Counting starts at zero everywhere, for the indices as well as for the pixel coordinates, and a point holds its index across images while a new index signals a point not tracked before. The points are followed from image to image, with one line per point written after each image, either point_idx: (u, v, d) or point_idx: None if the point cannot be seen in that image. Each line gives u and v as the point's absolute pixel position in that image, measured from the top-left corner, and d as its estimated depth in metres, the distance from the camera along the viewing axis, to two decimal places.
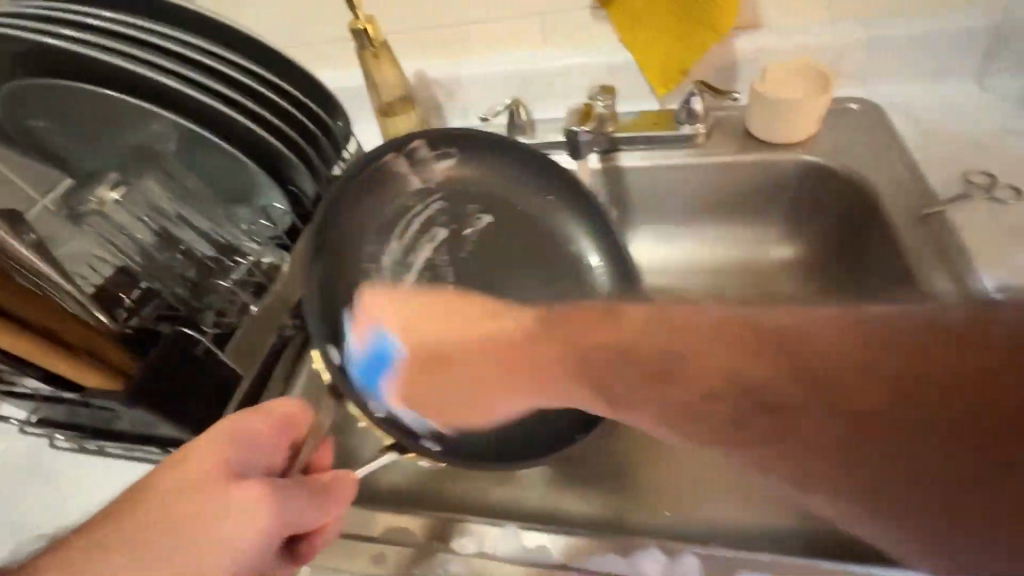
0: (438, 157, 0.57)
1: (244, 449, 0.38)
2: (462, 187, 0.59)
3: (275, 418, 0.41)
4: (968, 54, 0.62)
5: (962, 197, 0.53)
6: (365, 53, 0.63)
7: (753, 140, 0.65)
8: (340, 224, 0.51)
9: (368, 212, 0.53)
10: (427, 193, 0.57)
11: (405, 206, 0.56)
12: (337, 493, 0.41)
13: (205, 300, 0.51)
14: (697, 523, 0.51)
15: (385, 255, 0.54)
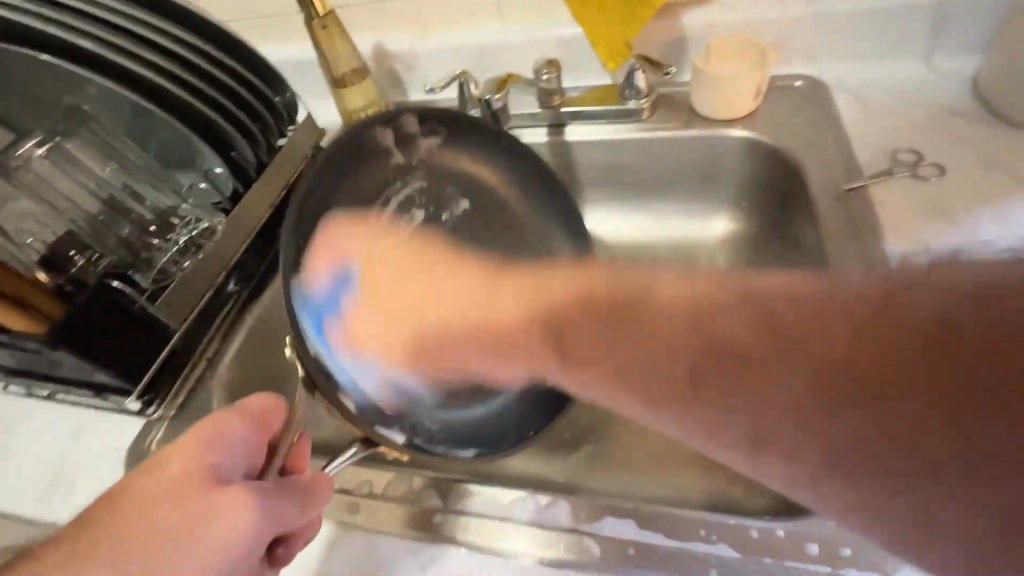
0: (427, 132, 0.57)
1: (220, 452, 0.37)
2: (437, 168, 0.58)
3: (250, 416, 0.40)
4: (915, 33, 0.62)
5: (885, 175, 0.54)
6: (314, 25, 0.65)
7: (695, 117, 0.65)
8: (315, 195, 0.49)
9: (348, 184, 0.52)
10: (404, 171, 0.56)
11: (382, 181, 0.55)
12: (316, 494, 0.39)
13: (145, 257, 0.53)
14: (612, 485, 0.54)
15: (361, 236, 0.53)
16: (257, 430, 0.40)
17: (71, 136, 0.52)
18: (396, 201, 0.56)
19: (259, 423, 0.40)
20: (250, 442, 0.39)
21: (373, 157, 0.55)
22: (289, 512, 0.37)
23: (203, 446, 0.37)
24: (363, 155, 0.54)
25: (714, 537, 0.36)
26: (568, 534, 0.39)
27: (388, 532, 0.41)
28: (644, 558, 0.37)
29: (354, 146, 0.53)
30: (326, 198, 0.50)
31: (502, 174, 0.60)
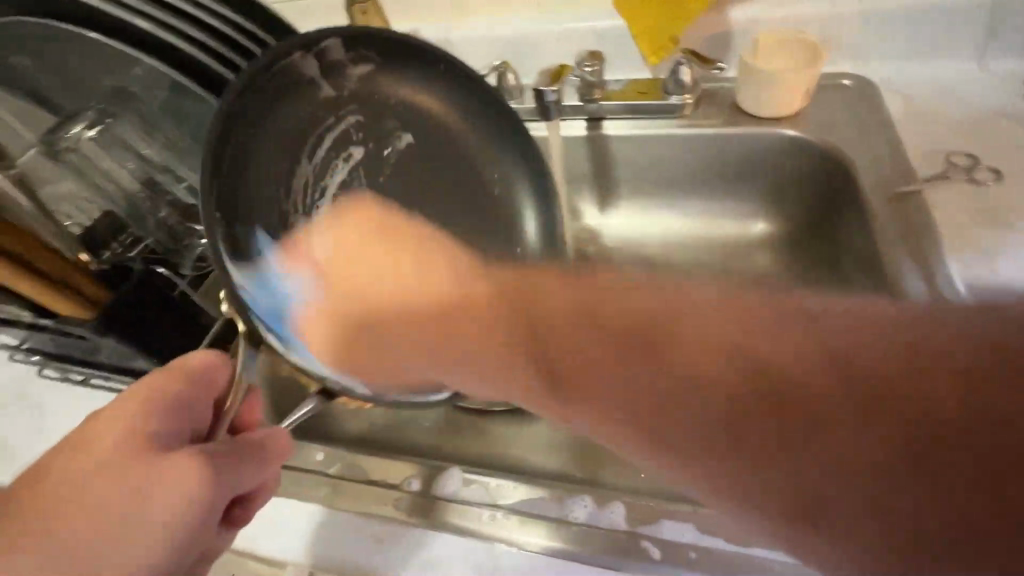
0: (357, 61, 0.48)
1: (161, 418, 0.34)
2: (376, 98, 0.50)
3: (191, 373, 0.36)
4: (967, 34, 0.61)
5: (941, 178, 0.53)
6: (353, 8, 0.63)
7: (740, 114, 0.64)
8: (234, 142, 0.40)
9: (275, 123, 0.44)
10: (339, 104, 0.48)
11: (313, 118, 0.46)
12: (272, 448, 0.37)
13: (186, 244, 0.53)
14: None
15: (297, 176, 0.46)
16: (203, 389, 0.37)
17: (117, 118, 0.48)
18: (329, 139, 0.48)
19: (203, 383, 0.37)
20: (198, 399, 0.36)
21: (302, 91, 0.45)
22: (244, 470, 0.35)
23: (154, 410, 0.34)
24: (290, 92, 0.44)
25: (777, 544, 0.36)
26: (624, 535, 0.38)
27: (438, 526, 0.40)
28: (704, 562, 0.36)
29: (274, 78, 0.43)
30: (258, 139, 0.42)
31: (455, 118, 0.55)
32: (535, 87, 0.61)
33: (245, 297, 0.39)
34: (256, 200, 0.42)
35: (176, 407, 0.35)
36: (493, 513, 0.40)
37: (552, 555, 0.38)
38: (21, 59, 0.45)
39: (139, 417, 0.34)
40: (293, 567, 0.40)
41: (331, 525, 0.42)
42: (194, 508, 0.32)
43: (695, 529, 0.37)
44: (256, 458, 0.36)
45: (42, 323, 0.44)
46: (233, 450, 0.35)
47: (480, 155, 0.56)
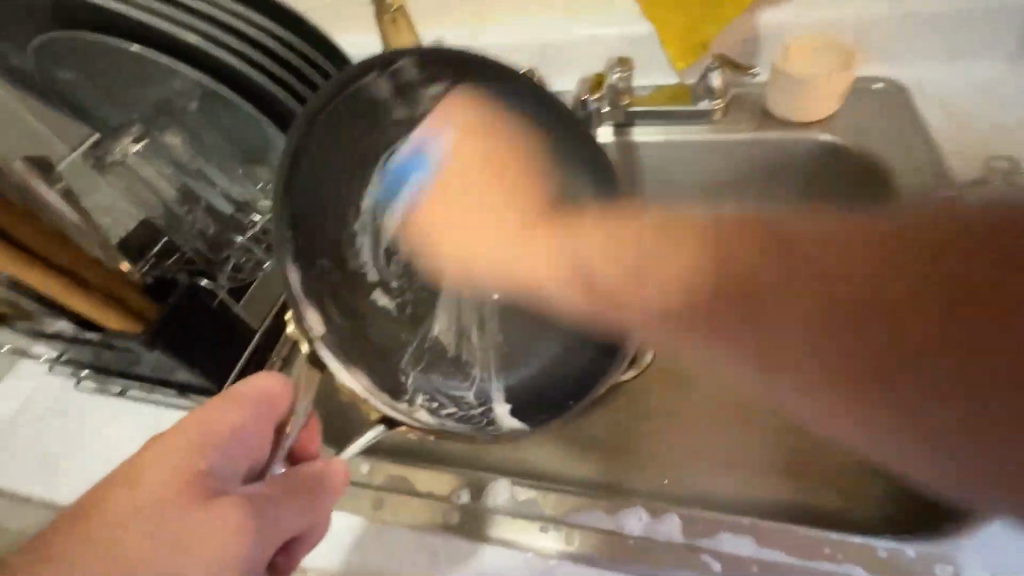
0: (428, 81, 0.47)
1: (217, 455, 0.33)
2: (440, 120, 0.49)
3: (252, 407, 0.35)
4: (1001, 36, 0.61)
5: (981, 182, 0.52)
6: (383, 17, 0.62)
7: (771, 118, 0.63)
8: (308, 174, 0.41)
9: (344, 147, 0.45)
10: (407, 127, 0.48)
11: (378, 142, 0.47)
12: (328, 481, 0.36)
13: (225, 255, 0.53)
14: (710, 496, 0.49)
15: (364, 200, 0.48)
16: (259, 423, 0.36)
17: (161, 130, 0.49)
18: (395, 163, 0.49)
19: (262, 416, 0.36)
20: (257, 432, 0.35)
21: (369, 115, 0.45)
22: (296, 513, 0.34)
23: (208, 443, 0.33)
24: (362, 114, 0.45)
25: (839, 556, 0.35)
26: (682, 547, 0.37)
27: (493, 539, 0.40)
28: (766, 574, 0.36)
29: (350, 101, 0.43)
30: (323, 163, 0.43)
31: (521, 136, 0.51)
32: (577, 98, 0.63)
33: (313, 325, 0.40)
34: (325, 241, 0.44)
35: (231, 446, 0.34)
36: (548, 526, 0.40)
37: (614, 570, 0.38)
38: (64, 72, 0.46)
39: (191, 450, 0.32)
40: (316, 574, 0.40)
41: (383, 541, 0.41)
42: (235, 558, 0.31)
43: (755, 540, 0.37)
44: (311, 497, 0.35)
45: (86, 335, 0.44)
46: (285, 492, 0.34)
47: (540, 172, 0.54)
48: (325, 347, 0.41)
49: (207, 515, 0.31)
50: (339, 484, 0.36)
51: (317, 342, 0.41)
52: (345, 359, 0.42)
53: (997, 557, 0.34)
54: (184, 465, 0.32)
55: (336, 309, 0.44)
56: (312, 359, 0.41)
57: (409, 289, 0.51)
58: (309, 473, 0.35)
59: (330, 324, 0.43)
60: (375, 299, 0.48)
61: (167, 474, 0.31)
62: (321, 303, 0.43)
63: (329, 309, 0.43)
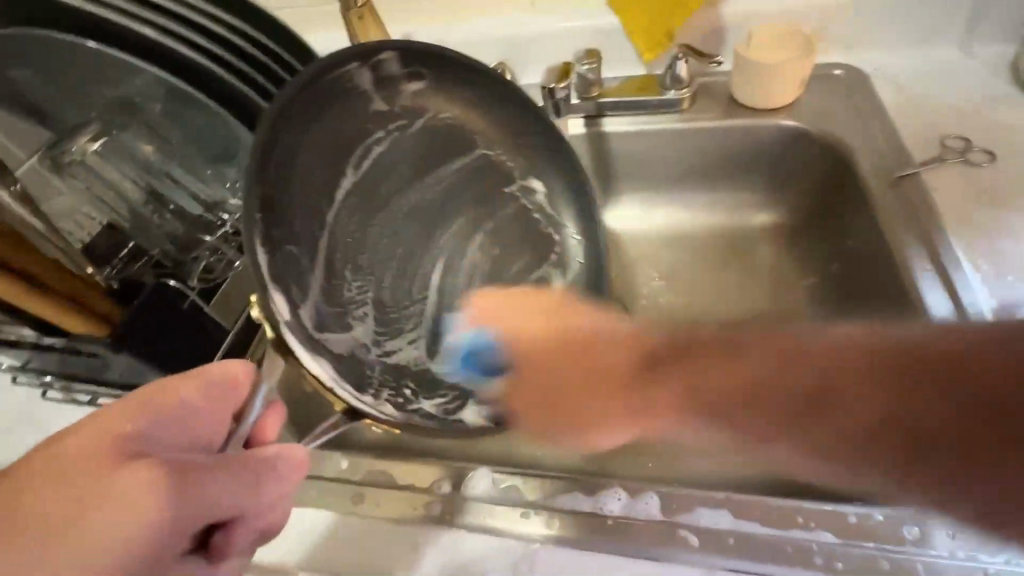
0: (408, 76, 0.50)
1: (155, 425, 0.33)
2: (415, 114, 0.51)
3: (207, 380, 0.35)
4: (951, 22, 0.63)
5: (936, 161, 0.54)
6: (349, 14, 0.62)
7: (736, 106, 0.65)
8: (282, 151, 0.41)
9: (322, 126, 0.45)
10: (386, 119, 0.49)
11: (360, 129, 0.48)
12: (285, 466, 0.35)
13: (194, 255, 0.51)
14: (691, 477, 0.50)
15: (341, 186, 0.47)
16: (209, 396, 0.35)
17: (123, 129, 0.48)
18: (374, 153, 0.49)
19: (218, 390, 0.35)
20: (210, 407, 0.35)
21: (349, 103, 0.47)
22: (237, 487, 0.32)
23: (149, 409, 0.33)
24: (342, 100, 0.46)
25: (812, 524, 0.36)
26: (660, 524, 0.38)
27: (475, 528, 0.40)
28: (742, 547, 0.36)
29: (327, 86, 0.44)
30: (297, 148, 0.43)
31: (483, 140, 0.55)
32: (544, 86, 0.63)
33: (278, 308, 0.38)
34: (303, 223, 0.43)
35: (178, 416, 0.34)
36: (529, 512, 0.40)
37: (593, 551, 0.38)
38: (17, 71, 0.44)
39: (128, 414, 0.32)
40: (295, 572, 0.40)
41: (364, 535, 0.41)
42: (158, 519, 0.29)
43: (731, 516, 0.37)
44: (258, 474, 0.33)
45: (49, 340, 0.43)
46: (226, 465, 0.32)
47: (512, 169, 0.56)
48: (291, 332, 0.39)
49: (141, 502, 0.29)
50: (293, 469, 0.35)
51: (282, 326, 0.38)
52: (309, 346, 0.40)
53: None
54: (119, 425, 0.32)
55: (313, 289, 0.42)
56: (279, 343, 0.39)
57: (386, 285, 0.49)
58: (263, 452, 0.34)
59: (302, 310, 0.41)
60: (350, 288, 0.46)
61: (101, 435, 0.31)
62: (289, 287, 0.40)
63: (298, 283, 0.41)
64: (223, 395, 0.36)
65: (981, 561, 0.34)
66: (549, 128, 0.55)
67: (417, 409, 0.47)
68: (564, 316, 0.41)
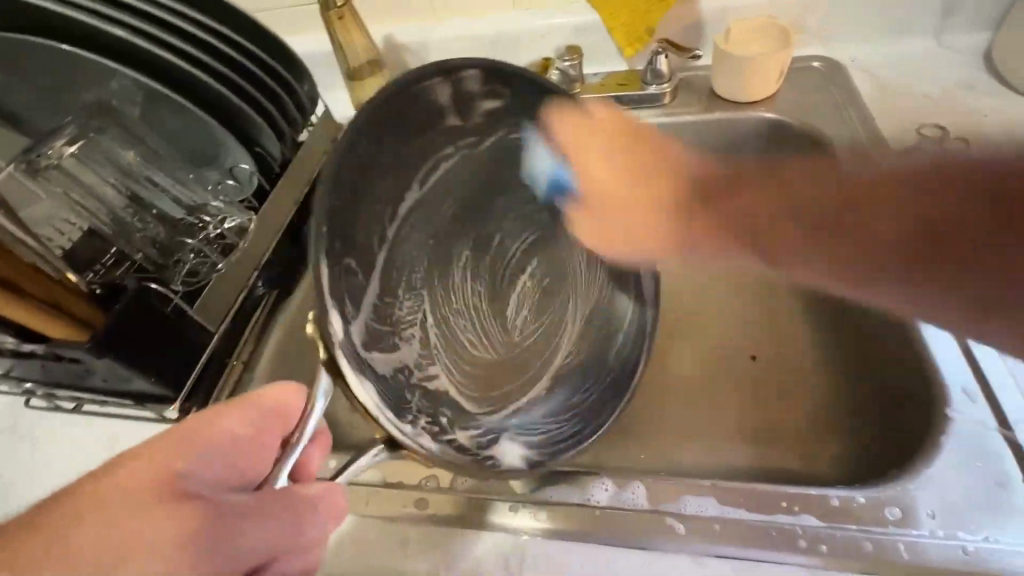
0: (487, 94, 0.46)
1: (203, 457, 0.32)
2: (487, 134, 0.47)
3: (258, 411, 0.34)
4: (925, 11, 0.64)
5: (913, 149, 0.55)
6: (329, 14, 0.62)
7: (717, 100, 0.65)
8: (358, 163, 0.38)
9: (393, 142, 0.41)
10: (456, 137, 0.45)
11: (426, 145, 0.43)
12: (335, 504, 0.34)
13: (176, 258, 0.50)
14: (680, 466, 0.50)
15: (404, 202, 0.42)
16: (256, 427, 0.34)
17: (99, 132, 0.48)
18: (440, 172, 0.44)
19: (268, 419, 0.35)
20: (258, 439, 0.34)
21: (425, 117, 0.43)
22: (281, 531, 0.32)
23: (199, 445, 0.32)
24: (417, 113, 0.42)
25: (796, 508, 0.37)
26: (648, 513, 0.38)
27: (464, 523, 0.40)
28: (729, 533, 0.36)
29: (404, 98, 0.41)
30: (369, 162, 0.39)
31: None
32: None
33: (336, 330, 0.34)
34: (360, 235, 0.38)
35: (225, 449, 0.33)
36: (517, 505, 0.40)
37: (583, 543, 0.38)
38: None
39: (176, 448, 0.31)
40: None
41: (352, 534, 0.41)
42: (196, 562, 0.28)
43: (717, 502, 0.38)
44: (301, 515, 0.32)
45: (28, 349, 0.43)
46: (270, 505, 0.32)
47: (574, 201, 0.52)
48: (344, 356, 0.35)
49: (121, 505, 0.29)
50: (337, 509, 0.34)
51: (336, 349, 0.34)
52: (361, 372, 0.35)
53: (941, 493, 0.36)
54: (166, 460, 0.31)
55: (366, 311, 0.38)
56: (329, 365, 0.35)
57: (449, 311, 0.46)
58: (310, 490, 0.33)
59: (356, 327, 0.36)
60: (402, 311, 0.41)
61: (150, 470, 0.30)
62: (344, 304, 0.36)
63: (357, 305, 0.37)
64: (276, 425, 0.35)
65: (961, 539, 0.34)
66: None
67: (454, 442, 0.40)
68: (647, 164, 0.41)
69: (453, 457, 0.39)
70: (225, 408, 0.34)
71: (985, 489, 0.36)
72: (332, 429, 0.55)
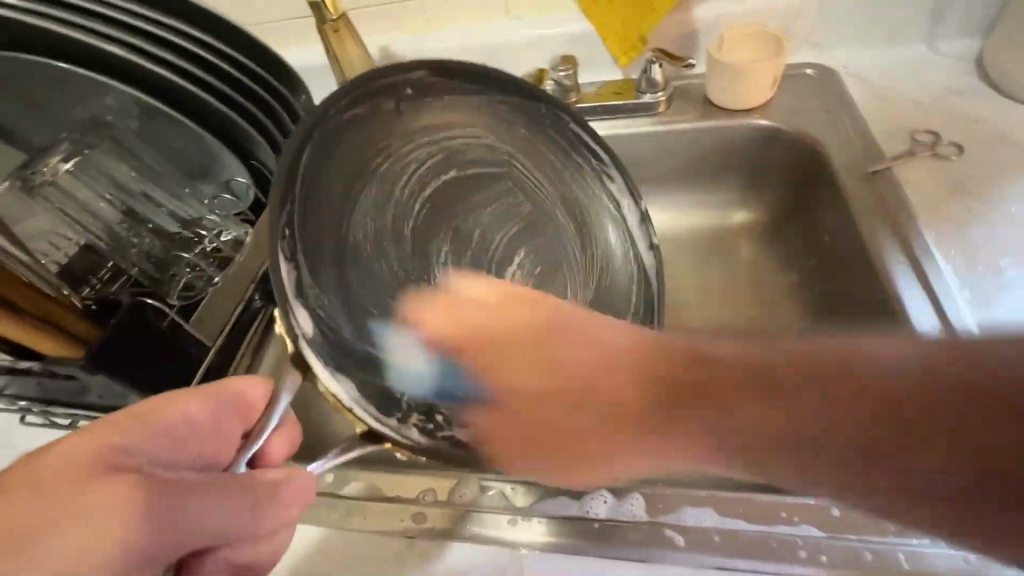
0: (451, 99, 0.50)
1: (156, 440, 0.31)
2: (450, 139, 0.50)
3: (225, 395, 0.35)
4: (917, 17, 0.64)
5: (907, 155, 0.55)
6: (325, 27, 0.62)
7: (710, 108, 0.65)
8: (313, 164, 0.38)
9: (358, 141, 0.43)
10: (419, 142, 0.48)
11: (391, 147, 0.46)
12: (294, 489, 0.35)
13: (171, 273, 0.50)
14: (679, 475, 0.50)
15: (372, 192, 0.43)
16: (216, 413, 0.34)
17: (94, 148, 0.48)
18: (410, 167, 0.47)
19: (229, 407, 0.35)
20: (217, 425, 0.34)
21: (388, 117, 0.46)
22: (237, 514, 0.32)
23: (150, 423, 0.32)
24: (384, 114, 0.45)
25: (795, 519, 0.36)
26: (646, 525, 0.38)
27: (462, 536, 0.40)
28: (728, 544, 0.36)
29: (375, 97, 0.44)
30: (325, 159, 0.39)
31: (507, 149, 0.53)
32: None
33: (301, 324, 0.35)
34: (329, 224, 0.39)
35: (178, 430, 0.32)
36: (515, 517, 0.40)
37: (581, 555, 0.38)
38: None
39: (123, 424, 0.31)
40: None
41: (349, 548, 0.41)
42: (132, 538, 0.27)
43: (716, 513, 0.38)
44: (260, 499, 0.33)
45: (24, 365, 0.43)
46: (232, 493, 0.32)
47: (542, 193, 0.55)
48: (312, 349, 0.35)
49: None
50: (299, 495, 0.34)
51: (302, 346, 0.35)
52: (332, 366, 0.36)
53: None
54: (112, 435, 0.30)
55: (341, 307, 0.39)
56: (296, 359, 0.36)
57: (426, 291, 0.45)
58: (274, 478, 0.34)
59: (324, 325, 0.36)
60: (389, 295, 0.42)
61: (89, 443, 0.29)
62: (318, 301, 0.37)
63: (330, 291, 0.38)
64: (232, 410, 0.35)
65: (962, 547, 0.34)
66: (569, 125, 0.55)
67: (448, 437, 0.41)
68: (545, 308, 0.42)
69: (442, 449, 0.41)
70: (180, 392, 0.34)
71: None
72: (329, 441, 0.55)
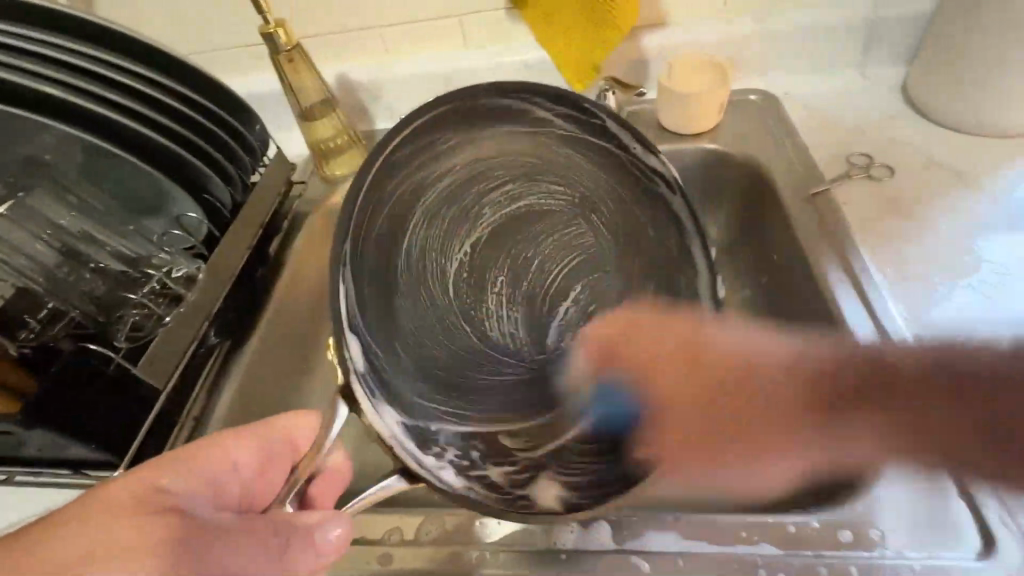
0: (558, 117, 0.51)
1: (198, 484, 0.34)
2: (540, 165, 0.52)
3: (270, 439, 0.38)
4: (847, 48, 0.69)
5: (843, 178, 0.59)
6: (278, 57, 0.61)
7: (661, 133, 0.68)
8: (409, 185, 0.45)
9: (457, 163, 0.48)
10: (508, 174, 0.51)
11: (477, 178, 0.49)
12: (324, 536, 0.34)
13: (118, 315, 0.48)
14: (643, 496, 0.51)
15: (444, 244, 0.48)
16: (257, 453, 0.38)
17: (28, 191, 0.44)
18: (485, 213, 0.50)
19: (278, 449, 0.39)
20: (256, 469, 0.37)
21: (486, 127, 0.49)
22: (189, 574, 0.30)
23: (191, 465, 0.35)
24: (484, 127, 0.49)
25: (754, 538, 0.38)
26: (613, 553, 0.38)
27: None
28: (691, 566, 0.37)
29: (476, 105, 0.47)
30: (426, 180, 0.46)
31: (564, 186, 0.53)
32: None
33: (355, 359, 0.38)
34: (404, 261, 0.45)
35: (215, 477, 0.36)
36: (484, 552, 0.40)
37: None
38: None
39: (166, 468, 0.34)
40: None
41: None
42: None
43: (680, 536, 0.38)
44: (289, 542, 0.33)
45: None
46: (255, 526, 0.33)
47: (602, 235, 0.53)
48: (358, 382, 0.38)
49: None
50: (330, 542, 0.34)
51: (353, 374, 0.37)
52: (376, 395, 0.39)
53: (889, 515, 0.38)
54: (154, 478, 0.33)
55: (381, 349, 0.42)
56: (345, 394, 0.37)
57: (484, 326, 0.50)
58: (310, 520, 0.34)
59: (369, 355, 0.40)
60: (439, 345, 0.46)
61: (136, 485, 0.32)
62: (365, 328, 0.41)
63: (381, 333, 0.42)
64: (278, 456, 0.38)
65: (908, 557, 0.36)
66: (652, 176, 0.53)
67: (483, 478, 0.42)
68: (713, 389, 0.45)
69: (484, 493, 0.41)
70: (225, 438, 0.38)
71: (928, 507, 0.38)
72: None
